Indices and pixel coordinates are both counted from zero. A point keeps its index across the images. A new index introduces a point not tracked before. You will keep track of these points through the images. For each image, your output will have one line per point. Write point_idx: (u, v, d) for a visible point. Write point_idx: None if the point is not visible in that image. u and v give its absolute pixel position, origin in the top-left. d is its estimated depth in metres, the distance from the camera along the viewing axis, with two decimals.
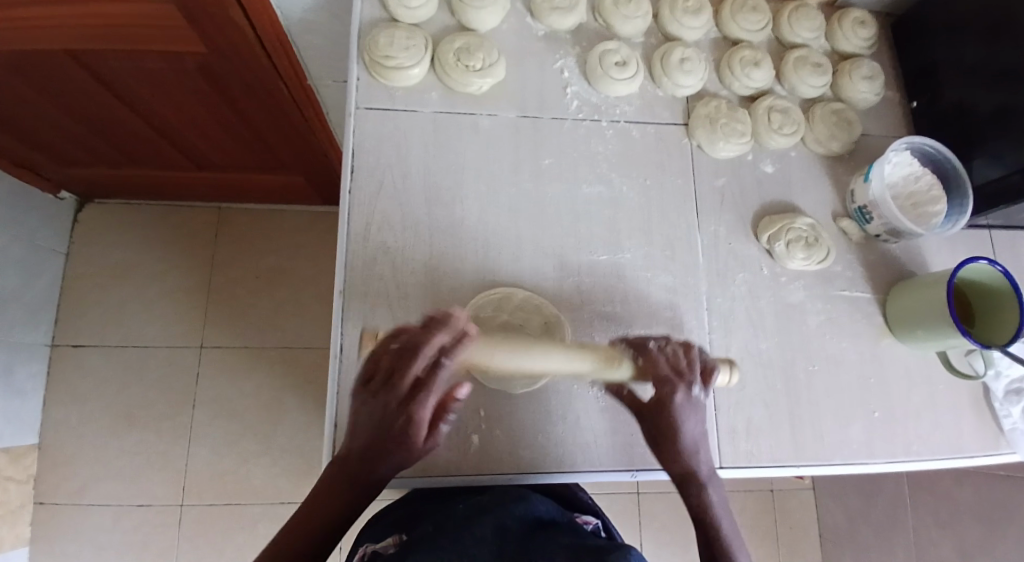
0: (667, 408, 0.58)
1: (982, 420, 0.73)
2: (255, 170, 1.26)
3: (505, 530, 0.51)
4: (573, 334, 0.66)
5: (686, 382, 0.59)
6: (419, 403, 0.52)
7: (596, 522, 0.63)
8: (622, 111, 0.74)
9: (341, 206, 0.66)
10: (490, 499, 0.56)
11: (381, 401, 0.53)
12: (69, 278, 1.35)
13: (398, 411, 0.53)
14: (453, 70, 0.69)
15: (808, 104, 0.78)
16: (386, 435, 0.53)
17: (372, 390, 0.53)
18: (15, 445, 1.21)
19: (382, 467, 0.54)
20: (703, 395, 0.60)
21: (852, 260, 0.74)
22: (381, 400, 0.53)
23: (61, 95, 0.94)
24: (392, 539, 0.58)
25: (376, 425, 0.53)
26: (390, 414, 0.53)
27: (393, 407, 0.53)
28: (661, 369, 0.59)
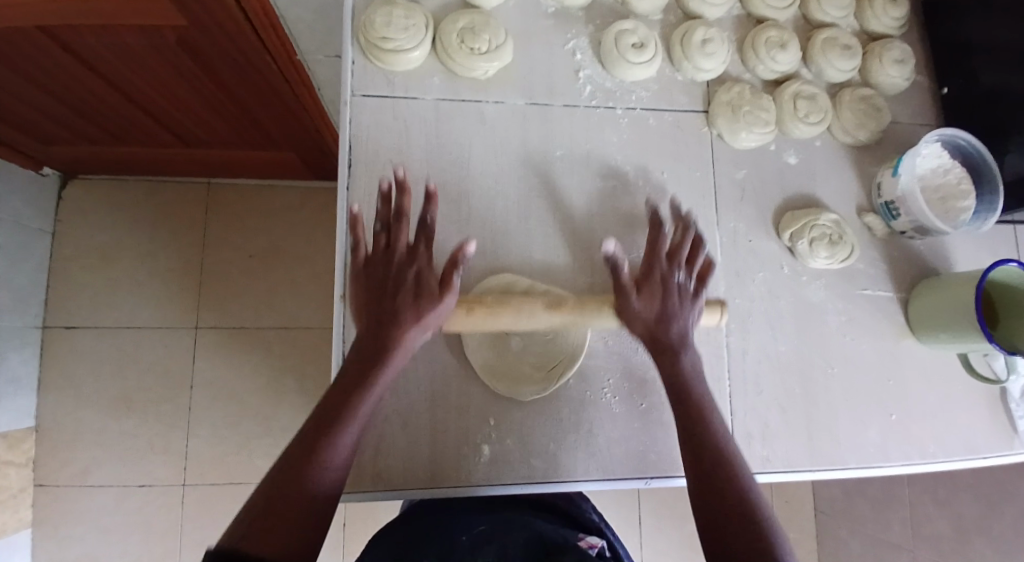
0: (666, 288, 0.56)
1: (998, 420, 0.71)
2: (245, 147, 1.21)
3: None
4: (585, 339, 0.63)
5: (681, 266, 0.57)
6: (413, 252, 0.52)
7: (602, 543, 0.62)
8: (638, 98, 0.69)
9: (339, 204, 0.62)
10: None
11: (375, 272, 0.52)
12: (56, 259, 1.31)
13: (398, 270, 0.52)
14: (456, 54, 0.64)
15: (834, 89, 0.73)
16: (390, 300, 0.51)
17: (364, 267, 0.53)
18: (12, 430, 1.19)
19: (396, 355, 0.51)
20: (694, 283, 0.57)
21: (874, 257, 0.71)
22: (371, 272, 0.52)
23: (35, 73, 0.88)
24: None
25: (377, 293, 0.52)
26: (388, 280, 0.52)
27: (391, 273, 0.52)
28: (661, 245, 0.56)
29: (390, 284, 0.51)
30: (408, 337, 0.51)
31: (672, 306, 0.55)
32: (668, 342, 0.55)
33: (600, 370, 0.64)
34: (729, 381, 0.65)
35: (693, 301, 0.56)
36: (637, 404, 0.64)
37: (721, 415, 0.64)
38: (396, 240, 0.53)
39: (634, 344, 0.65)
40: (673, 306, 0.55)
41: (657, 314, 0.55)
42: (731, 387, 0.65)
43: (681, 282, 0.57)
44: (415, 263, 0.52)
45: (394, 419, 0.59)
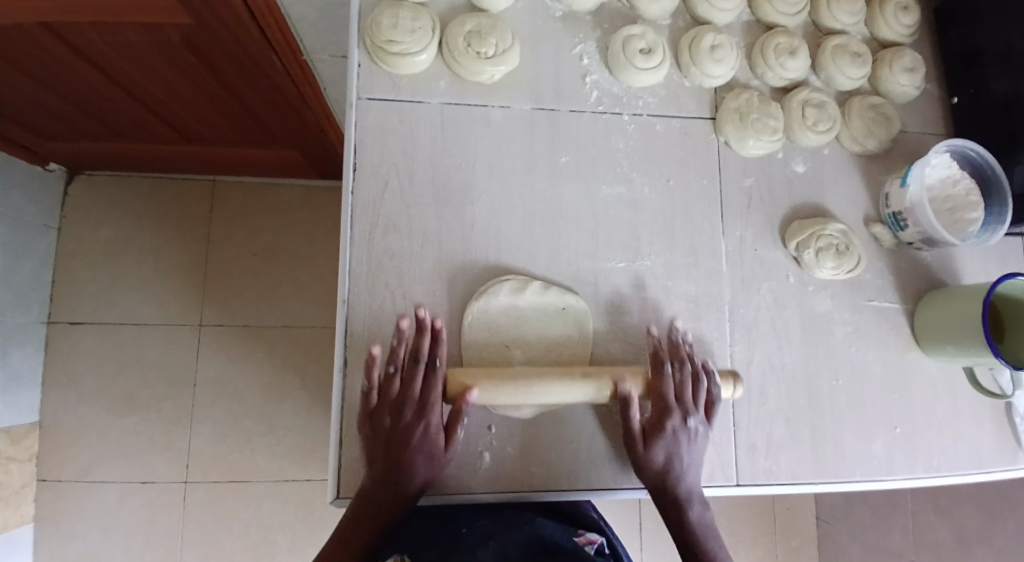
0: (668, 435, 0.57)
1: (1004, 433, 0.71)
2: (249, 145, 1.21)
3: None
4: (591, 345, 0.63)
5: (684, 410, 0.57)
6: (422, 408, 0.55)
7: (601, 540, 0.64)
8: (645, 104, 0.68)
9: (343, 208, 0.62)
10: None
11: (385, 424, 0.54)
12: (62, 255, 1.31)
13: (407, 426, 0.54)
14: (462, 57, 0.64)
15: (844, 97, 0.72)
16: (402, 449, 0.54)
17: (372, 414, 0.55)
18: (16, 425, 1.19)
19: (400, 500, 0.54)
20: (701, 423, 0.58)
21: (881, 268, 0.70)
22: (382, 418, 0.55)
23: (40, 69, 0.88)
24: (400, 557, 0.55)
25: (385, 449, 0.54)
26: (396, 431, 0.54)
27: (402, 426, 0.54)
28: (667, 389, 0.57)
29: (398, 438, 0.54)
30: (411, 483, 0.54)
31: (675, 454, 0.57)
32: (656, 481, 0.57)
33: None
34: (732, 390, 0.65)
35: (697, 439, 0.58)
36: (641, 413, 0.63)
37: (725, 425, 0.64)
38: (407, 390, 0.55)
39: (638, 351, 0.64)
40: (675, 447, 0.57)
41: (664, 459, 0.57)
42: (735, 397, 0.65)
43: (693, 427, 0.57)
44: (423, 418, 0.54)
45: None
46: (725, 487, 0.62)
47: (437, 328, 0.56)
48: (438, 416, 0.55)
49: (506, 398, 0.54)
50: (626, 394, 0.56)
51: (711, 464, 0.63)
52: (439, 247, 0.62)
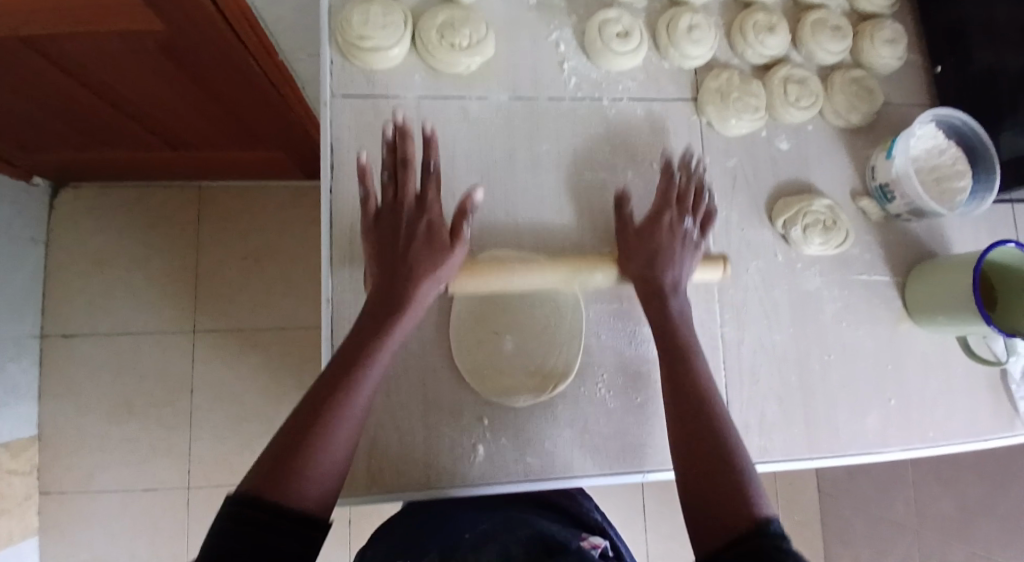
0: (663, 230, 0.60)
1: (997, 402, 0.71)
2: (233, 148, 1.20)
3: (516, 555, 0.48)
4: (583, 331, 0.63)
5: (681, 212, 0.61)
6: (423, 203, 0.55)
7: (604, 543, 0.60)
8: (625, 88, 0.68)
9: (323, 208, 0.61)
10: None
11: (388, 224, 0.54)
12: (51, 267, 1.30)
13: (410, 222, 0.54)
14: (436, 50, 0.63)
15: (825, 72, 0.71)
16: (405, 243, 0.53)
17: (375, 222, 0.55)
18: (15, 439, 1.19)
19: (410, 303, 0.52)
20: (697, 232, 0.61)
21: (870, 242, 0.70)
22: (385, 219, 0.55)
23: (14, 81, 0.87)
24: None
25: (391, 244, 0.54)
26: (396, 230, 0.54)
27: (404, 221, 0.54)
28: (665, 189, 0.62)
29: (402, 233, 0.54)
30: (422, 287, 0.53)
31: (670, 256, 0.59)
32: (655, 285, 0.58)
33: (595, 364, 0.63)
34: (724, 372, 0.65)
35: (693, 244, 0.60)
36: (632, 398, 0.63)
37: None
38: (406, 189, 0.55)
39: (629, 336, 0.64)
40: (672, 248, 0.59)
41: (653, 260, 0.58)
42: (726, 378, 0.65)
43: (689, 229, 0.61)
44: (424, 214, 0.55)
45: (386, 421, 0.59)
46: None
47: (431, 136, 0.56)
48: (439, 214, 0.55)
49: (485, 269, 0.57)
50: (623, 193, 0.62)
51: None
52: None
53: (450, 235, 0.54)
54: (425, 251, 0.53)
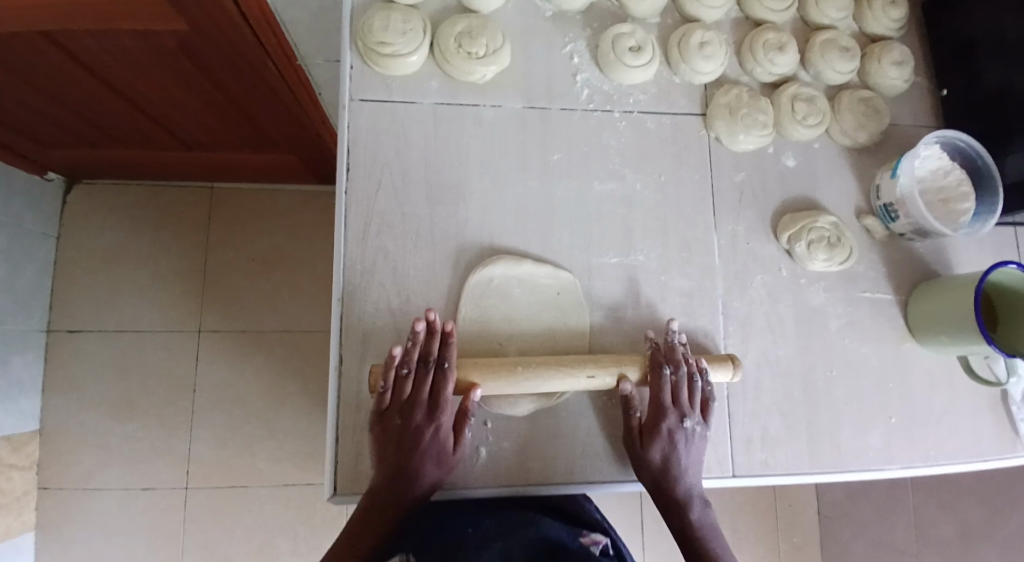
0: (670, 442, 0.57)
1: (1001, 424, 0.71)
2: (246, 150, 1.21)
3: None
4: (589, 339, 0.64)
5: (678, 412, 0.58)
6: (433, 419, 0.55)
7: (607, 542, 0.62)
8: (636, 100, 0.69)
9: (337, 208, 0.62)
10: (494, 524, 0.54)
11: (400, 425, 0.55)
12: (61, 262, 1.32)
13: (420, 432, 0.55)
14: (453, 58, 0.64)
15: (833, 91, 0.73)
16: (408, 455, 0.54)
17: (383, 415, 0.55)
18: (16, 433, 1.20)
19: (410, 500, 0.55)
20: (700, 425, 0.58)
21: (874, 260, 0.71)
22: (393, 419, 0.55)
23: (35, 75, 0.89)
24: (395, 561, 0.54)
25: (396, 447, 0.55)
26: (406, 432, 0.55)
27: (415, 433, 0.54)
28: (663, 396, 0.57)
29: (409, 443, 0.54)
30: (419, 489, 0.55)
31: (678, 454, 0.57)
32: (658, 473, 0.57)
33: None
34: (727, 383, 0.65)
35: (696, 437, 0.58)
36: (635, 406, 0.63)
37: (721, 418, 0.64)
38: (420, 391, 0.54)
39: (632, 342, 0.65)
40: (676, 449, 0.57)
41: (662, 461, 0.57)
42: (730, 389, 0.65)
43: (691, 426, 0.58)
44: (433, 424, 0.55)
45: None
46: (722, 478, 0.63)
47: (447, 333, 0.55)
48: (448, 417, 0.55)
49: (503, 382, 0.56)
50: (628, 396, 0.58)
51: (707, 456, 0.63)
52: (434, 246, 0.63)
53: (454, 443, 0.56)
54: (432, 465, 0.55)
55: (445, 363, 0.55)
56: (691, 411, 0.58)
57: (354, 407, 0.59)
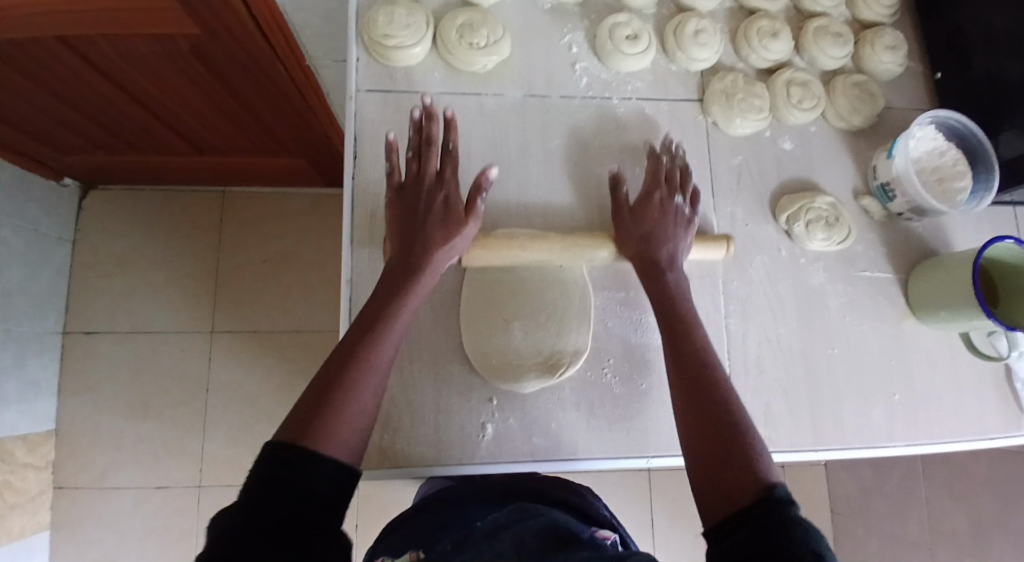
0: (660, 218, 0.62)
1: (1005, 401, 0.71)
2: (257, 154, 1.24)
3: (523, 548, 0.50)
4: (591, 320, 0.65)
5: (669, 192, 0.64)
6: (441, 180, 0.59)
7: (616, 536, 0.63)
8: (633, 88, 0.71)
9: (345, 195, 0.64)
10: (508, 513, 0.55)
11: (415, 198, 0.58)
12: (77, 266, 1.35)
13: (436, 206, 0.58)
14: (456, 49, 0.66)
15: (828, 77, 0.74)
16: (424, 219, 0.57)
17: (398, 192, 0.59)
18: (32, 433, 1.22)
19: (427, 273, 0.56)
20: (689, 210, 0.64)
21: (873, 240, 0.72)
22: (407, 194, 0.59)
23: (54, 82, 0.92)
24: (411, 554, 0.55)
25: (410, 220, 0.58)
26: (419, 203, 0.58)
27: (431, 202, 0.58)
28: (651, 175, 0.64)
29: (422, 210, 0.58)
30: (435, 259, 0.56)
31: (666, 236, 0.62)
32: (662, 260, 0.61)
33: (601, 350, 0.65)
34: (728, 361, 0.66)
35: (686, 219, 0.63)
36: (638, 384, 0.65)
37: None
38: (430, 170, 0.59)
39: (633, 320, 0.66)
40: (667, 228, 0.62)
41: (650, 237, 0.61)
42: (731, 367, 0.66)
43: (681, 206, 0.63)
44: (444, 190, 0.59)
45: (397, 398, 0.60)
46: None
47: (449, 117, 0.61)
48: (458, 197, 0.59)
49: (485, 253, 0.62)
50: (618, 175, 0.64)
51: None
52: None
53: (466, 209, 0.59)
54: (445, 231, 0.57)
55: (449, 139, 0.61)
56: (679, 189, 0.64)
57: None
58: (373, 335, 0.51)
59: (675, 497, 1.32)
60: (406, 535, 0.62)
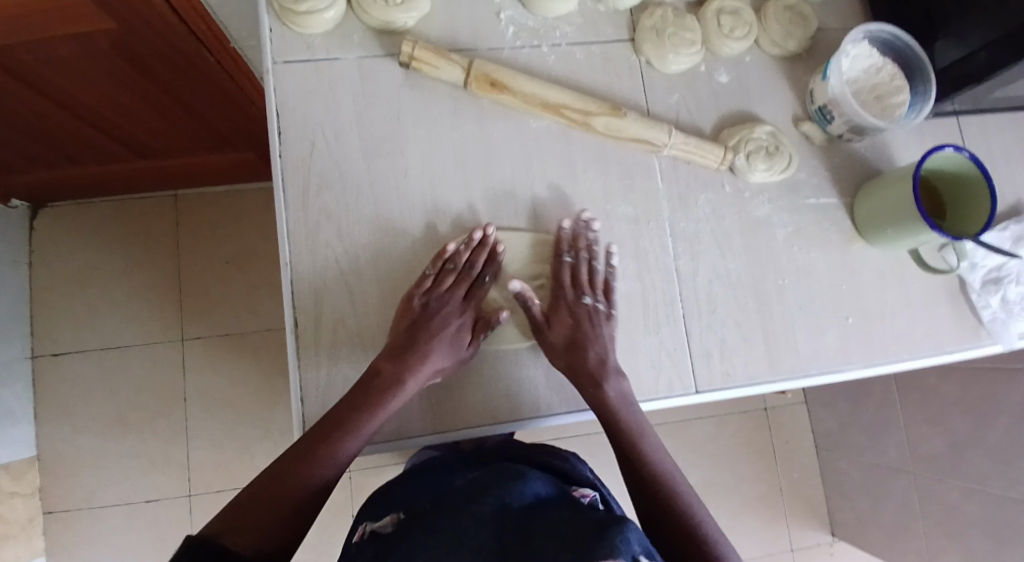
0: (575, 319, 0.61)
1: (960, 312, 0.72)
2: (202, 151, 1.20)
3: (506, 507, 0.49)
4: None
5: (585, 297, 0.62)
6: (455, 285, 0.60)
7: (594, 494, 0.62)
8: (563, 34, 0.69)
9: (273, 175, 0.62)
10: (487, 476, 0.55)
11: (438, 292, 0.60)
12: (35, 289, 1.30)
13: (411, 340, 0.58)
14: (371, 8, 0.63)
15: (760, 3, 0.73)
16: (433, 333, 0.58)
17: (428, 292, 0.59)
18: (14, 462, 1.19)
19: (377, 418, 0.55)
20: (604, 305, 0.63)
21: (817, 166, 0.71)
22: (427, 308, 0.59)
23: None
24: (391, 516, 0.57)
25: (414, 334, 0.58)
26: (427, 314, 0.59)
27: (433, 315, 0.59)
28: (581, 275, 0.62)
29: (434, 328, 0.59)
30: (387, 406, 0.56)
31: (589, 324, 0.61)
32: (589, 368, 0.59)
33: None
34: (681, 302, 0.66)
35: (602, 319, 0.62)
36: None
37: (679, 335, 0.65)
38: (458, 288, 0.60)
39: None
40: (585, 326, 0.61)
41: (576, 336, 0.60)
42: (684, 308, 0.66)
43: (592, 306, 0.62)
44: (462, 316, 0.61)
45: (353, 376, 0.60)
46: (685, 394, 0.64)
47: (495, 244, 0.62)
48: (468, 320, 0.61)
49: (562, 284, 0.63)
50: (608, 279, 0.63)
51: (669, 372, 0.64)
52: (377, 200, 0.63)
53: (469, 342, 0.60)
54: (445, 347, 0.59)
55: (492, 272, 0.63)
56: (594, 294, 0.63)
57: (315, 366, 0.59)
58: (316, 454, 0.52)
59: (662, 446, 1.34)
60: (387, 497, 0.63)
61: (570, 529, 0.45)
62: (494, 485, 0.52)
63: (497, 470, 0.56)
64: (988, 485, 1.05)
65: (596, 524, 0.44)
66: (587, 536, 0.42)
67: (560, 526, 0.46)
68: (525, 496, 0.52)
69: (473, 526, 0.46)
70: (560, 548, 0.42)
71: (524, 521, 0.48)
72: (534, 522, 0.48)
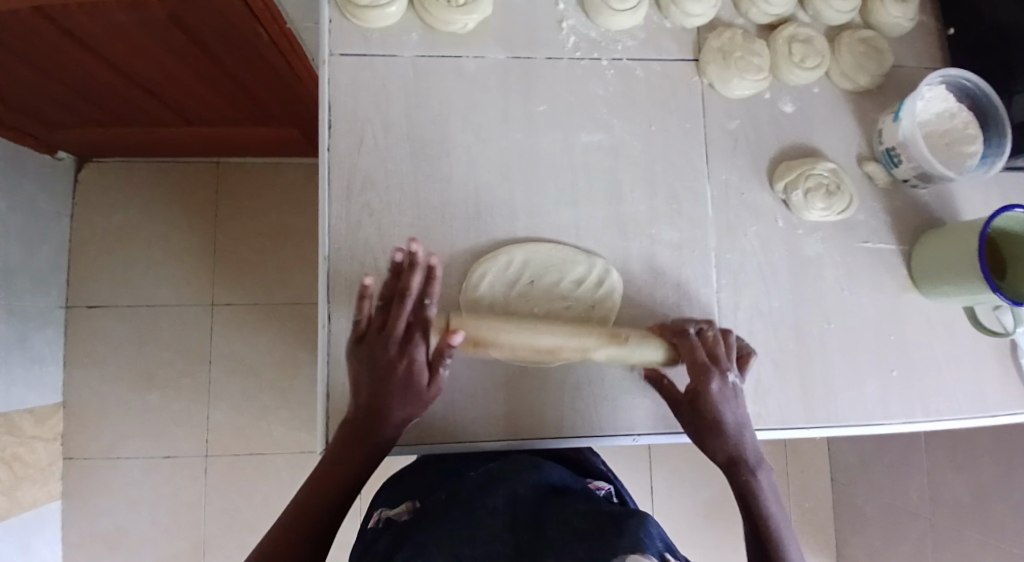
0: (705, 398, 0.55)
1: (1009, 374, 0.69)
2: (249, 123, 1.20)
3: (518, 499, 0.48)
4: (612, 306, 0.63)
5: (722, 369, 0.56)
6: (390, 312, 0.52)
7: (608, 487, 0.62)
8: (624, 48, 0.67)
9: (320, 167, 0.61)
10: (500, 465, 0.55)
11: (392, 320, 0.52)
12: (75, 240, 1.33)
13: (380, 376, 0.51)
14: (433, 9, 0.62)
15: (834, 32, 0.69)
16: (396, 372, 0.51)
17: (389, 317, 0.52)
18: (40, 406, 1.23)
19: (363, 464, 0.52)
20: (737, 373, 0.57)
21: (875, 208, 0.68)
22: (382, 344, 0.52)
23: (39, 57, 0.88)
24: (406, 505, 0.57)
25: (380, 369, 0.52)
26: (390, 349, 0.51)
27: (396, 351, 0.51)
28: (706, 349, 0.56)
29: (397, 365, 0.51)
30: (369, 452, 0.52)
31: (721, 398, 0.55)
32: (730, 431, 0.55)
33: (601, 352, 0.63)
34: None
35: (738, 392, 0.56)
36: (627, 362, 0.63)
37: None
38: (394, 323, 0.51)
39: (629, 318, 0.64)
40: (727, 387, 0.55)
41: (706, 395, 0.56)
42: None
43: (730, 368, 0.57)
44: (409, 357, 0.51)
45: None
46: None
47: (431, 266, 0.52)
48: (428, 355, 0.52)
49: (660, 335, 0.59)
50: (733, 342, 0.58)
51: None
52: (420, 202, 0.62)
53: (428, 376, 0.52)
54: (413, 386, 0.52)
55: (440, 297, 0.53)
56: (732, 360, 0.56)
57: (343, 362, 0.59)
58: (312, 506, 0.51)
59: (674, 461, 1.32)
60: (406, 487, 0.63)
61: (580, 519, 0.44)
62: (507, 477, 0.52)
63: (511, 461, 0.56)
64: (1006, 541, 1.02)
65: (609, 517, 0.42)
66: (597, 529, 0.41)
67: (571, 516, 0.45)
68: (538, 487, 0.51)
69: (483, 516, 0.45)
70: (568, 538, 0.41)
71: (536, 513, 0.47)
72: (545, 513, 0.47)
